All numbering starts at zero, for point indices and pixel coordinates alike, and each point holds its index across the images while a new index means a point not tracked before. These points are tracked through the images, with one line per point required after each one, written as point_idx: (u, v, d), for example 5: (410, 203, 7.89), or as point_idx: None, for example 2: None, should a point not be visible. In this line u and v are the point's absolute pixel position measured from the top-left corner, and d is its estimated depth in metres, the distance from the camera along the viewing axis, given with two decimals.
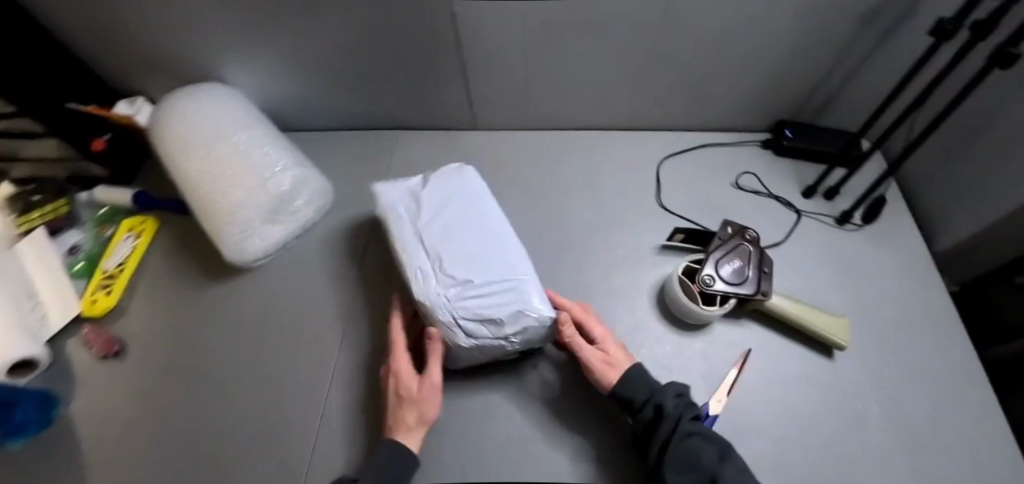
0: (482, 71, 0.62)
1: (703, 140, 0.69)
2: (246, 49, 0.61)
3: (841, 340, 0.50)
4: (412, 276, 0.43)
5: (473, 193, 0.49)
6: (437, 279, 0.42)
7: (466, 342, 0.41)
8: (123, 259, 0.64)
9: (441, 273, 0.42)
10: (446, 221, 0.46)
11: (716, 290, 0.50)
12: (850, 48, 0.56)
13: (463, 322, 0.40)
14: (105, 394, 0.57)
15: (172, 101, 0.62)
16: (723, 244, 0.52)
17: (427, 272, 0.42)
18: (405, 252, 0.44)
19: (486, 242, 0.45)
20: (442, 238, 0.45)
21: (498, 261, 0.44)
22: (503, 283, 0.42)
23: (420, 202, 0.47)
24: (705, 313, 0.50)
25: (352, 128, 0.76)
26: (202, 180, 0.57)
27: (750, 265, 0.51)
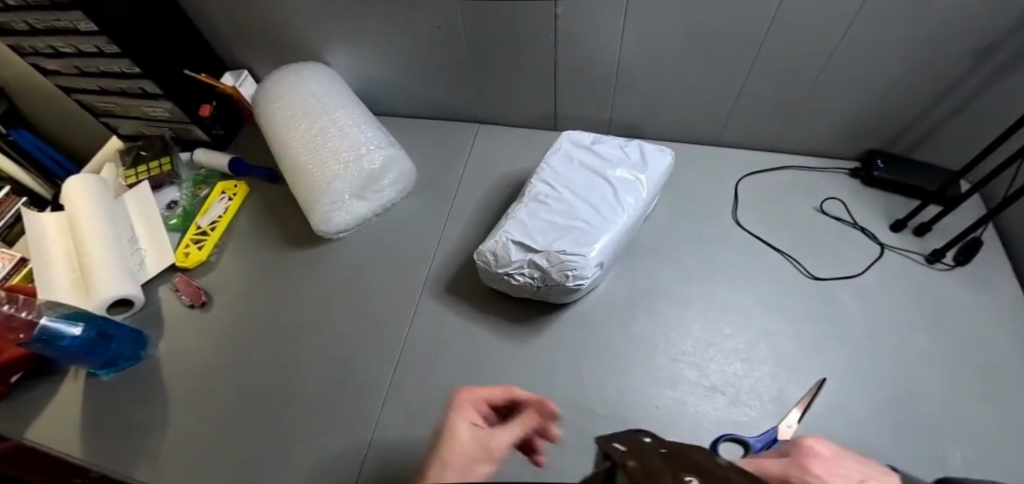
0: (573, 72, 0.64)
1: (786, 162, 0.68)
2: (354, 32, 0.66)
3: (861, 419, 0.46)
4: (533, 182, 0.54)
5: (650, 172, 0.54)
6: (543, 194, 0.53)
7: (511, 243, 0.49)
8: (216, 218, 0.69)
9: (551, 193, 0.53)
10: (585, 167, 0.55)
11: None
12: (956, 84, 0.54)
13: (528, 228, 0.50)
14: (186, 340, 0.60)
15: (281, 77, 0.66)
16: None
17: (541, 184, 0.54)
18: (543, 165, 0.56)
19: (602, 196, 0.52)
20: (574, 174, 0.54)
21: (593, 207, 0.51)
22: (577, 222, 0.50)
23: (596, 148, 0.56)
24: None
25: (435, 117, 0.79)
26: (301, 151, 0.60)
27: None
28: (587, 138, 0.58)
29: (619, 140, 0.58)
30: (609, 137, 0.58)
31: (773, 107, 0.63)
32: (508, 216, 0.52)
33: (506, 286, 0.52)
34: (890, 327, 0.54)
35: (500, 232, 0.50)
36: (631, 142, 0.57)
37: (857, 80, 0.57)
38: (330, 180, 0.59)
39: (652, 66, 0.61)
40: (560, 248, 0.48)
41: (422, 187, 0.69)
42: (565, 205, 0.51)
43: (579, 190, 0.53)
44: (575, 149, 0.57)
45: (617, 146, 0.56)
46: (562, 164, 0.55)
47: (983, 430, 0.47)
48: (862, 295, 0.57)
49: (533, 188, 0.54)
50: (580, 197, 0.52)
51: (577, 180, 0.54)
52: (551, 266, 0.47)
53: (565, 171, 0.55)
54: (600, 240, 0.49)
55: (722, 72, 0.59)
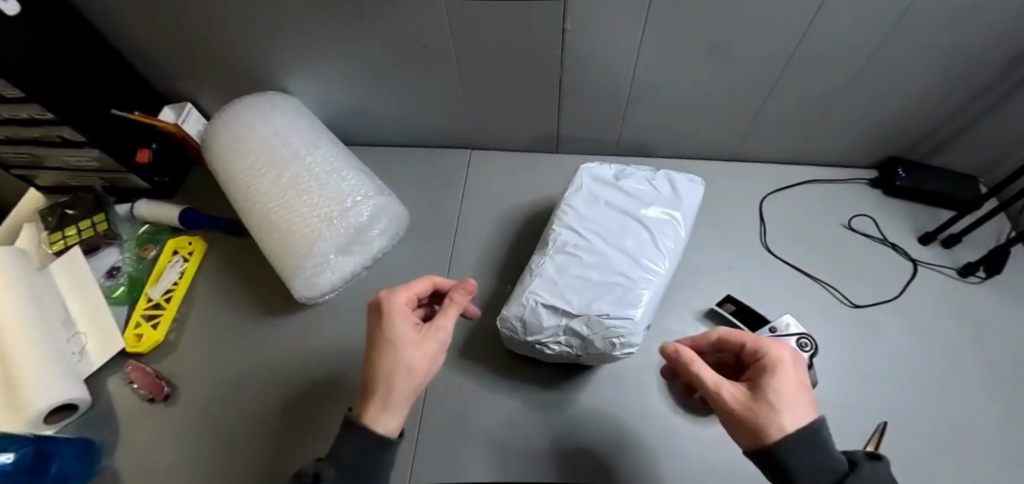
0: (579, 91, 0.57)
1: (804, 175, 0.64)
2: (321, 56, 0.56)
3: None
4: (557, 228, 0.49)
5: (682, 208, 0.50)
6: (571, 242, 0.47)
7: (545, 306, 0.43)
8: (171, 286, 0.58)
9: (580, 240, 0.47)
10: (612, 206, 0.50)
11: None
12: (986, 91, 0.51)
13: (562, 285, 0.44)
14: (151, 444, 0.50)
15: (236, 113, 0.55)
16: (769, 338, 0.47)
17: (568, 230, 0.48)
18: (565, 207, 0.50)
19: (637, 240, 0.47)
20: (602, 216, 0.49)
21: (630, 255, 0.46)
22: (616, 275, 0.45)
23: (619, 184, 0.51)
24: None
25: (420, 145, 0.70)
26: (272, 205, 0.50)
27: None
28: (609, 173, 0.53)
29: (644, 171, 0.53)
30: (633, 168, 0.54)
31: (794, 119, 0.59)
32: (532, 272, 0.46)
33: (534, 353, 0.46)
34: (933, 351, 0.52)
35: (527, 295, 0.44)
36: (660, 173, 0.53)
37: (885, 90, 0.53)
38: (315, 239, 0.49)
39: (666, 84, 0.55)
40: (601, 312, 0.42)
41: (416, 230, 0.61)
42: (599, 256, 0.46)
43: (612, 235, 0.48)
44: (598, 187, 0.51)
45: (644, 180, 0.52)
46: (587, 206, 0.50)
47: None
48: (900, 317, 0.54)
49: (558, 236, 0.48)
50: (613, 245, 0.47)
51: (608, 225, 0.48)
52: (593, 333, 0.42)
53: (592, 214, 0.49)
54: (644, 294, 0.44)
55: (744, 87, 0.54)
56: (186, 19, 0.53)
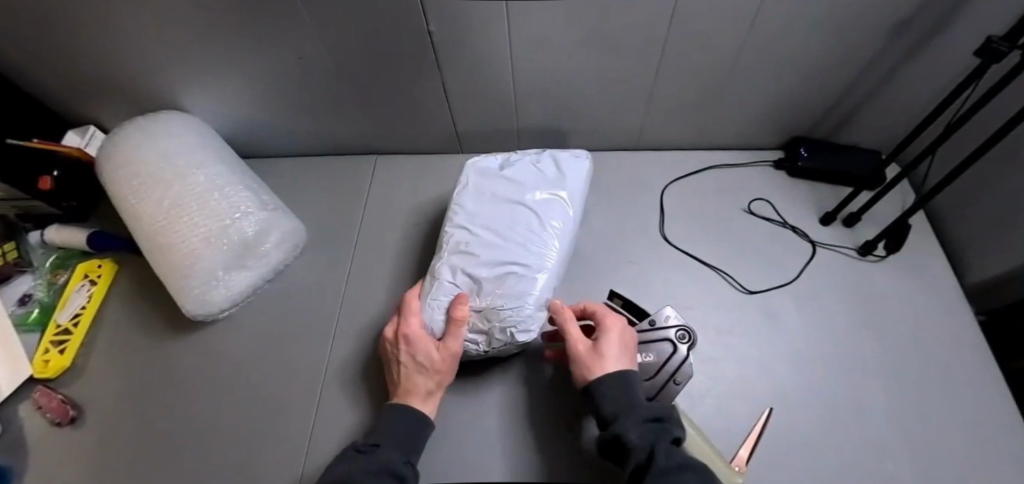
0: (466, 91, 0.56)
1: (710, 160, 0.64)
2: (205, 71, 0.56)
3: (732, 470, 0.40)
4: (447, 226, 0.47)
5: (576, 187, 0.48)
6: (461, 239, 0.45)
7: (436, 312, 0.42)
8: (78, 311, 0.58)
9: (470, 236, 0.45)
10: (502, 193, 0.47)
11: (665, 335, 0.47)
12: (872, 63, 0.50)
13: (450, 288, 0.43)
14: (58, 468, 0.51)
15: (126, 136, 0.56)
16: (648, 332, 0.47)
17: (456, 227, 0.46)
18: (454, 201, 0.48)
19: (528, 227, 0.45)
20: (491, 205, 0.47)
21: (519, 245, 0.44)
22: (508, 268, 0.43)
23: (507, 169, 0.48)
24: None
25: (327, 152, 0.69)
26: (159, 225, 0.51)
27: (664, 364, 0.45)
28: (494, 164, 0.50)
29: (529, 154, 0.51)
30: (517, 155, 0.51)
31: (690, 103, 0.58)
32: (427, 278, 0.45)
33: None
34: (828, 332, 0.52)
35: (426, 302, 0.43)
36: (547, 153, 0.50)
37: (769, 70, 0.52)
38: (202, 256, 0.50)
39: (550, 78, 0.54)
40: (497, 303, 0.42)
41: (320, 239, 0.61)
42: (487, 249, 0.44)
43: (497, 227, 0.45)
44: (481, 180, 0.48)
45: (529, 164, 0.49)
46: (472, 200, 0.47)
47: (921, 437, 0.45)
48: (797, 300, 0.54)
49: (451, 237, 0.46)
50: (501, 235, 0.45)
51: (493, 216, 0.46)
52: (491, 327, 0.41)
53: (477, 209, 0.47)
54: (535, 283, 0.43)
55: (630, 73, 0.53)
56: (63, 40, 0.52)
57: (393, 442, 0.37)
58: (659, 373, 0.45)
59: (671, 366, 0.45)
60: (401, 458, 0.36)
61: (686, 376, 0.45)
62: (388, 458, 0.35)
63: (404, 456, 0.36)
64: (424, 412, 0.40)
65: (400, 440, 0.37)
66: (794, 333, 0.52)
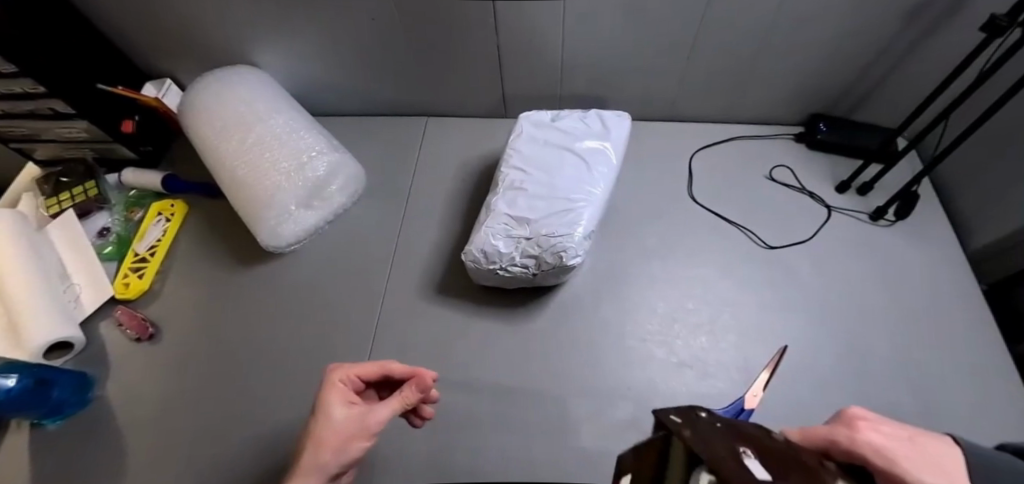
0: (517, 57, 0.62)
1: (736, 132, 0.69)
2: (281, 30, 0.62)
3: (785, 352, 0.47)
4: (505, 168, 0.53)
5: (619, 138, 0.55)
6: (517, 178, 0.52)
7: (495, 236, 0.48)
8: (155, 243, 0.64)
9: (525, 175, 0.52)
10: (553, 142, 0.54)
11: None
12: (891, 44, 0.55)
13: (508, 217, 0.49)
14: (139, 378, 0.57)
15: (207, 83, 0.62)
16: None
17: (513, 168, 0.53)
18: (511, 148, 0.55)
19: (577, 169, 0.52)
20: (544, 152, 0.53)
21: (569, 183, 0.50)
22: (559, 202, 0.49)
23: (558, 123, 0.56)
24: None
25: (380, 113, 0.75)
26: (240, 161, 0.56)
27: None
28: (546, 117, 0.57)
29: (578, 112, 0.57)
30: (566, 112, 0.58)
31: (721, 77, 0.63)
32: (485, 210, 0.51)
33: (499, 281, 0.51)
34: (840, 286, 0.57)
35: (484, 229, 0.49)
36: (593, 111, 0.57)
37: (795, 49, 0.57)
38: (280, 189, 0.55)
39: (596, 49, 0.60)
40: (548, 232, 0.47)
41: (375, 189, 0.67)
42: (541, 187, 0.50)
43: (549, 168, 0.52)
44: (536, 130, 0.55)
45: (578, 119, 0.56)
46: (528, 146, 0.54)
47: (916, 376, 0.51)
48: (813, 257, 0.59)
49: (506, 176, 0.52)
50: (552, 175, 0.51)
51: (546, 160, 0.53)
52: (543, 251, 0.47)
53: (530, 154, 0.53)
54: (584, 215, 0.48)
55: (669, 47, 0.59)
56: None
57: None
58: None
59: None
60: None
61: None
62: None
63: None
64: None
65: None
66: (809, 286, 0.57)
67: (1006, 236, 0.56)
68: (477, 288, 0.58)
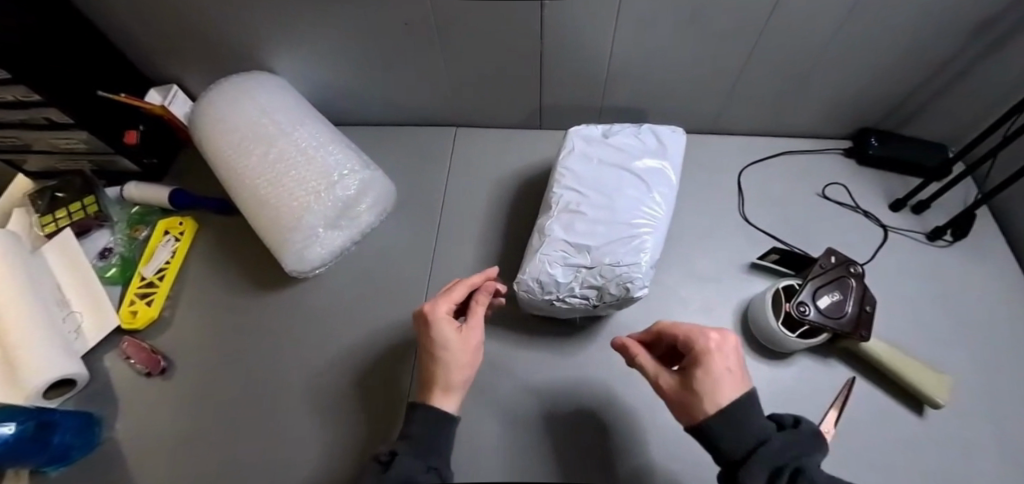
0: (559, 68, 0.58)
1: (782, 146, 0.66)
2: (303, 37, 0.57)
3: (937, 395, 0.46)
4: (557, 188, 0.49)
5: (678, 156, 0.51)
6: (572, 200, 0.48)
7: (552, 266, 0.44)
8: (163, 266, 0.59)
9: (582, 197, 0.48)
10: (607, 160, 0.50)
11: (842, 274, 0.50)
12: (955, 60, 0.53)
13: (565, 244, 0.45)
14: (149, 416, 0.52)
15: (222, 91, 0.56)
16: (825, 274, 0.50)
17: (567, 188, 0.49)
18: (562, 166, 0.51)
19: (637, 191, 0.48)
20: (598, 170, 0.50)
21: (629, 207, 0.47)
22: (621, 228, 0.45)
23: (611, 139, 0.52)
24: (794, 343, 0.48)
25: (405, 123, 0.71)
26: (262, 179, 0.51)
27: (849, 300, 0.49)
28: (597, 132, 0.53)
29: (630, 127, 0.54)
30: (617, 126, 0.54)
31: (774, 89, 0.59)
32: (538, 235, 0.47)
33: (553, 311, 0.48)
34: (905, 312, 0.54)
35: (539, 257, 0.45)
36: (647, 126, 0.53)
37: (854, 63, 0.54)
38: (307, 210, 0.50)
39: (644, 60, 0.56)
40: (612, 261, 0.44)
41: (404, 206, 0.62)
42: (600, 210, 0.47)
43: (607, 190, 0.48)
44: (588, 147, 0.52)
45: (631, 135, 0.52)
46: (580, 165, 0.50)
47: (987, 409, 0.49)
48: (872, 280, 0.56)
49: (560, 198, 0.48)
50: (611, 197, 0.47)
51: (602, 180, 0.49)
52: (607, 281, 0.44)
53: (584, 173, 0.49)
54: (649, 242, 0.45)
55: (722, 60, 0.55)
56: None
57: (410, 451, 0.35)
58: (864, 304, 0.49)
59: (855, 298, 0.49)
60: (421, 466, 0.34)
61: (876, 300, 0.48)
62: (409, 468, 0.33)
63: (424, 464, 0.34)
64: (449, 409, 0.38)
65: (420, 450, 0.35)
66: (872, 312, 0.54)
67: None
68: (520, 315, 0.54)
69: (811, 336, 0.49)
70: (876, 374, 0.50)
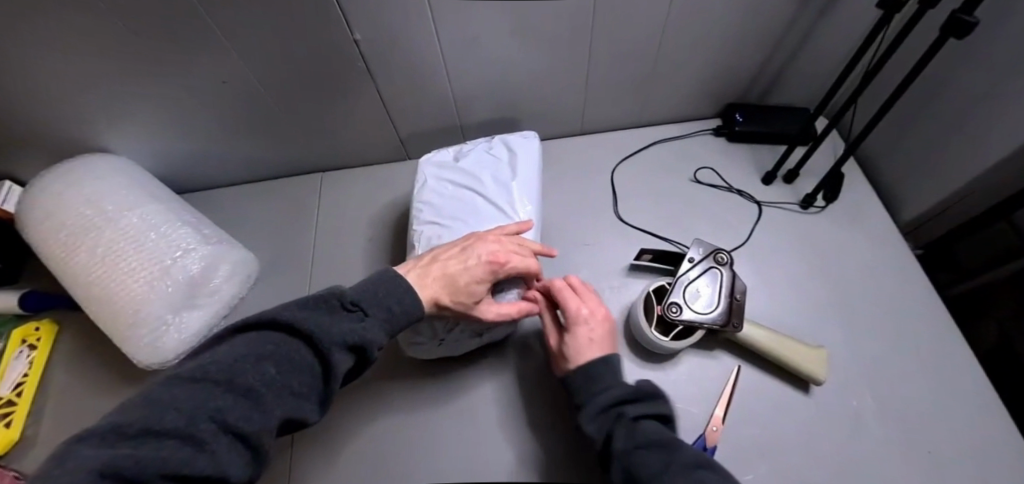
0: (405, 100, 0.56)
1: (653, 137, 0.65)
2: (126, 112, 0.53)
3: (818, 373, 0.47)
4: (419, 225, 0.47)
5: (533, 162, 0.51)
6: (436, 233, 0.46)
7: None
8: (21, 380, 0.54)
9: (445, 228, 0.46)
10: (465, 183, 0.49)
11: (709, 264, 0.49)
12: (793, 27, 0.52)
13: None
14: None
15: (44, 181, 0.52)
16: (693, 269, 0.49)
17: (428, 222, 0.47)
18: (419, 200, 0.49)
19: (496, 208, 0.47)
20: (457, 196, 0.48)
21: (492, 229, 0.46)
22: None
23: (463, 162, 0.51)
24: (670, 346, 0.47)
25: (270, 177, 0.67)
26: (95, 275, 0.48)
27: (720, 293, 0.48)
28: (448, 156, 0.52)
29: (482, 143, 0.53)
30: (469, 145, 0.53)
31: (629, 82, 0.58)
32: None
33: (447, 351, 0.46)
34: (783, 287, 0.54)
35: None
36: (497, 140, 0.53)
37: (696, 48, 0.54)
38: (150, 299, 0.47)
39: (487, 77, 0.54)
40: None
41: (276, 267, 0.59)
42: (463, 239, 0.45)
43: (466, 216, 0.47)
44: (440, 174, 0.50)
45: (483, 151, 0.52)
46: (436, 194, 0.49)
47: (864, 369, 0.50)
48: (750, 260, 0.56)
49: (420, 235, 0.46)
50: (471, 224, 0.46)
51: (461, 206, 0.48)
52: None
53: (442, 202, 0.48)
54: None
55: (566, 65, 0.54)
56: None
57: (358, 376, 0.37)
58: (736, 293, 0.48)
59: (725, 288, 0.48)
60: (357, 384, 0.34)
61: (743, 289, 0.48)
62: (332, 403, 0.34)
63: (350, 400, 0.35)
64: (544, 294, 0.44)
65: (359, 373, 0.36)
66: (753, 292, 0.54)
67: (930, 207, 0.56)
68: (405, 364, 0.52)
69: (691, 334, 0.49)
70: (760, 356, 0.50)
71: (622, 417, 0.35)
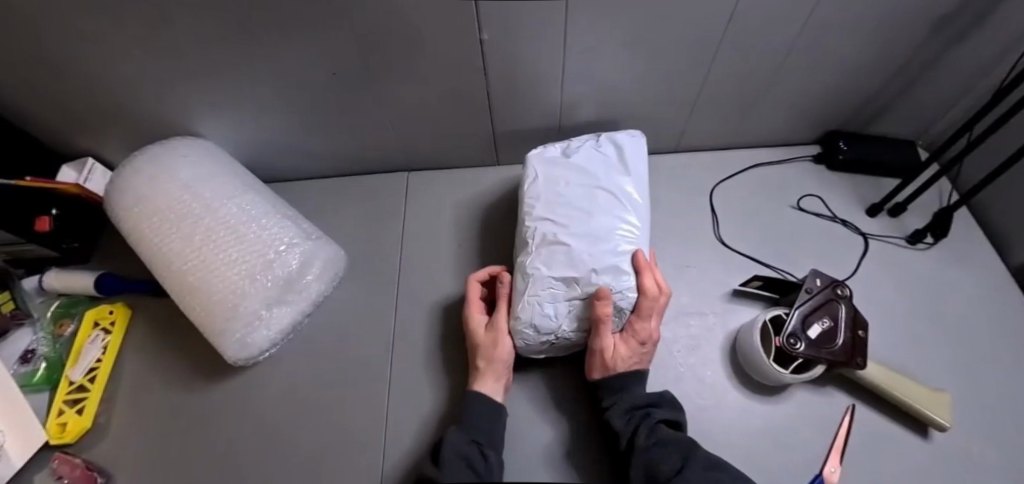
0: (510, 105, 0.55)
1: (750, 159, 0.64)
2: (226, 99, 0.52)
3: (941, 417, 0.44)
4: (531, 220, 0.45)
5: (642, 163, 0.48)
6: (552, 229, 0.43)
7: (546, 308, 0.41)
8: (94, 365, 0.52)
9: (562, 224, 0.43)
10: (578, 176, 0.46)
11: (828, 297, 0.47)
12: (919, 55, 0.50)
13: (553, 280, 0.41)
14: None
15: (139, 161, 0.50)
16: (812, 300, 0.46)
17: (543, 217, 0.44)
18: (530, 194, 0.46)
19: (613, 205, 0.45)
20: (571, 190, 0.46)
21: (610, 227, 0.44)
22: (606, 250, 0.42)
23: (572, 157, 0.48)
24: (789, 379, 0.44)
25: (355, 173, 0.66)
26: (188, 263, 0.46)
27: (841, 327, 0.45)
28: (555, 153, 0.50)
29: (587, 140, 0.50)
30: (575, 142, 0.51)
31: (738, 101, 0.57)
32: (520, 275, 0.43)
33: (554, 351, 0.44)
34: (895, 325, 0.52)
35: (527, 299, 0.41)
36: (601, 138, 0.50)
37: (815, 71, 0.52)
38: (248, 293, 0.46)
39: (598, 88, 0.53)
40: (604, 289, 0.41)
41: (361, 266, 0.58)
42: (582, 236, 0.43)
43: (583, 211, 0.44)
44: (550, 169, 0.47)
45: (591, 149, 0.49)
46: (548, 189, 0.46)
47: (993, 421, 0.46)
48: (858, 294, 0.54)
49: (536, 231, 0.44)
50: (586, 219, 0.44)
51: (573, 199, 0.45)
52: (602, 311, 0.41)
53: (554, 196, 0.45)
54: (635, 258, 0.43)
55: (679, 79, 0.52)
56: (48, 60, 0.45)
57: None
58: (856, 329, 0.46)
59: (846, 323, 0.45)
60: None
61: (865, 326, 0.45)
62: None
63: None
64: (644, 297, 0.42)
65: None
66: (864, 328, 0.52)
67: None
68: None
69: (806, 368, 0.46)
70: (875, 395, 0.48)
71: (644, 419, 0.39)
